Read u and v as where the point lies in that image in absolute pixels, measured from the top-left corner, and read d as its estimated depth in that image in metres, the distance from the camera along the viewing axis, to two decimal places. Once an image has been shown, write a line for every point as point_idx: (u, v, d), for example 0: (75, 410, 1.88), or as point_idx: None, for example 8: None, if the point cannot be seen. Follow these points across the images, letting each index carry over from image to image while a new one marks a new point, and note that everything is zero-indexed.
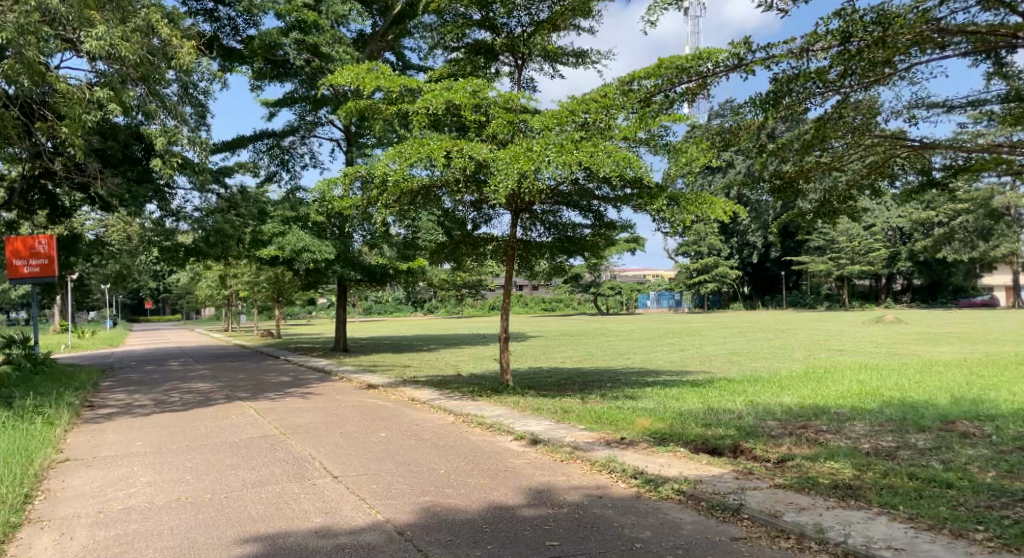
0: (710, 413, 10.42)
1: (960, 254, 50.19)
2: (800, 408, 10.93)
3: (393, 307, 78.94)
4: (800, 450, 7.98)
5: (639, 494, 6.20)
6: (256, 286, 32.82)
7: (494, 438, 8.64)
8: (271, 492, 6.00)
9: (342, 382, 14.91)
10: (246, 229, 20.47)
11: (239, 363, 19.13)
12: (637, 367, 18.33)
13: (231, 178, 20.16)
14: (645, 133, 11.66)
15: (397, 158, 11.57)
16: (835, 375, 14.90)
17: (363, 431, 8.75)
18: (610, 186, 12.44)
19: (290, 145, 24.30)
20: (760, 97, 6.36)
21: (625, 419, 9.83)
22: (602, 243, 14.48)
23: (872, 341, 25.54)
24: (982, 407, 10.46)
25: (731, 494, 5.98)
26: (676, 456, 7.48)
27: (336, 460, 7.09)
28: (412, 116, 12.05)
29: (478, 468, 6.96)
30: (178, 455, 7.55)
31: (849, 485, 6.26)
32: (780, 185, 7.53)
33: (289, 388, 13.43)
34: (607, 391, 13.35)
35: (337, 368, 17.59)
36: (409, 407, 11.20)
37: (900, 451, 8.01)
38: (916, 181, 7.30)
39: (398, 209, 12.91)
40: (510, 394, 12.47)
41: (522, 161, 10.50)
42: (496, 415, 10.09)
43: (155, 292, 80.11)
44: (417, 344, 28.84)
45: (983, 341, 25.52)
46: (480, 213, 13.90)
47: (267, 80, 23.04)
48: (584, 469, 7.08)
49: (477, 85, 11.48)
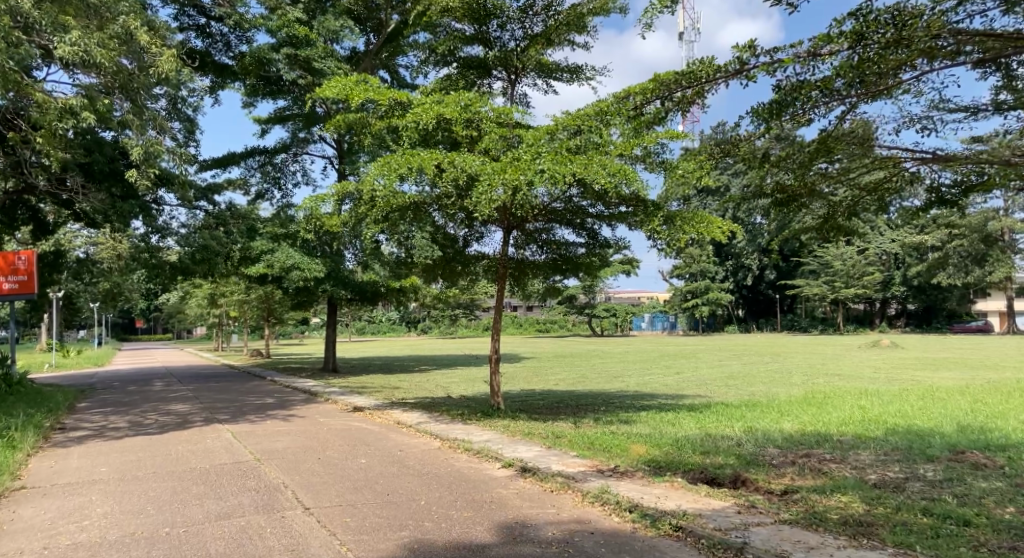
0: (709, 440, 9.99)
1: (955, 278, 49.74)
2: (801, 436, 10.50)
3: (388, 328, 78.45)
4: (804, 481, 7.55)
5: (634, 530, 5.76)
6: (246, 305, 32.29)
7: (481, 466, 8.18)
8: (236, 526, 5.53)
9: (328, 404, 14.44)
10: (233, 246, 20.06)
11: (224, 384, 18.63)
12: (632, 390, 17.89)
13: (219, 194, 19.76)
14: (641, 150, 11.36)
15: (382, 172, 11.07)
16: (835, 401, 14.50)
17: (342, 458, 8.28)
18: (605, 203, 12.16)
19: (282, 162, 23.93)
20: (762, 107, 5.97)
21: (620, 445, 9.40)
22: (597, 263, 14.13)
23: (870, 366, 25.17)
24: (990, 437, 10.07)
25: (734, 531, 5.52)
26: (673, 487, 7.03)
27: (310, 489, 6.64)
28: (401, 131, 11.64)
29: (463, 499, 6.51)
30: (142, 483, 7.09)
31: (860, 522, 5.81)
32: (783, 201, 7.18)
33: (272, 411, 12.96)
34: (601, 415, 12.90)
35: (324, 389, 17.09)
36: (394, 431, 10.74)
37: (910, 483, 7.59)
38: (923, 199, 7.00)
39: (387, 226, 12.51)
40: (501, 418, 12.03)
41: (515, 175, 10.17)
42: (484, 440, 9.66)
43: (148, 311, 79.59)
44: (408, 365, 28.35)
45: (981, 366, 25.11)
46: (472, 230, 13.53)
47: (260, 97, 22.80)
48: (576, 501, 6.61)
49: (470, 97, 11.18)
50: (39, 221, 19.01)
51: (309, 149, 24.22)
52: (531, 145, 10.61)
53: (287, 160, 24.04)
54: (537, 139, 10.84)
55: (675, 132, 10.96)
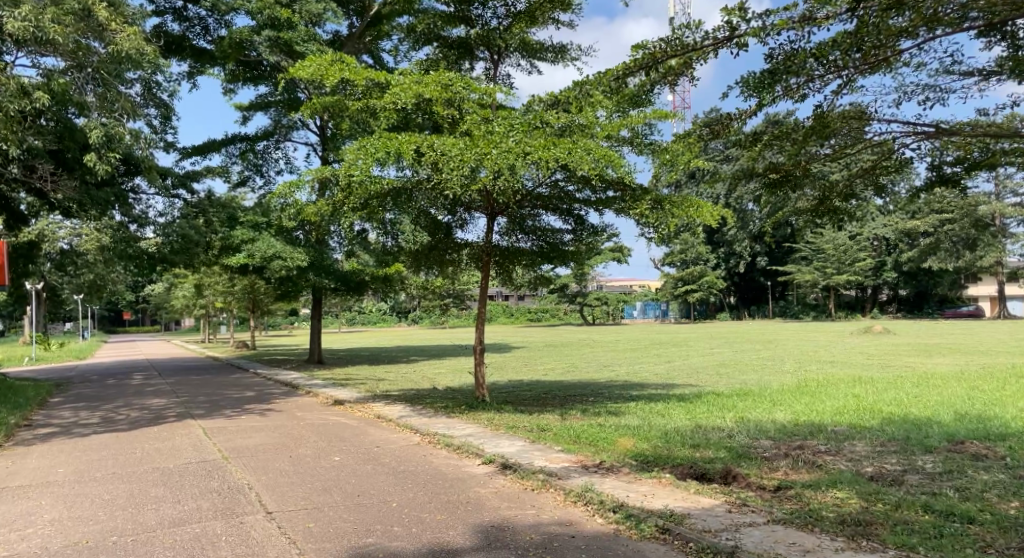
0: (699, 432, 9.65)
1: (946, 263, 49.45)
2: (794, 426, 10.15)
3: (379, 318, 77.96)
4: (798, 476, 7.21)
5: (616, 532, 5.40)
6: (231, 296, 31.78)
7: (461, 462, 7.80)
8: (188, 534, 5.13)
9: (309, 397, 14.05)
10: (213, 236, 19.57)
11: (205, 377, 18.19)
12: (622, 380, 17.54)
13: (198, 182, 19.21)
14: (628, 132, 10.97)
15: (357, 157, 10.62)
16: (828, 389, 14.20)
17: (315, 456, 7.89)
18: (591, 188, 11.76)
19: (265, 150, 23.34)
20: (752, 76, 5.57)
21: (607, 439, 9.03)
22: (585, 250, 13.75)
23: (862, 353, 24.93)
24: (989, 425, 9.77)
25: (723, 533, 5.17)
26: (661, 483, 6.69)
27: (275, 491, 6.24)
28: (379, 113, 11.14)
29: (437, 501, 6.13)
30: (98, 485, 6.67)
31: (859, 521, 5.45)
32: (776, 181, 6.82)
33: (250, 405, 12.55)
34: (589, 406, 12.55)
35: (307, 381, 16.69)
36: (373, 425, 10.36)
37: (907, 476, 7.27)
38: (924, 180, 6.65)
39: (367, 214, 12.09)
40: (485, 411, 11.66)
41: (496, 159, 9.76)
42: (466, 434, 9.28)
43: (136, 302, 78.79)
44: (397, 356, 27.97)
45: (974, 352, 24.88)
46: (455, 216, 13.11)
47: (241, 83, 22.21)
48: (557, 501, 6.24)
49: (451, 78, 10.73)
50: (12, 211, 18.44)
51: (292, 136, 23.65)
52: (513, 128, 10.19)
53: (269, 147, 23.45)
54: (518, 119, 10.42)
55: (663, 113, 10.58)
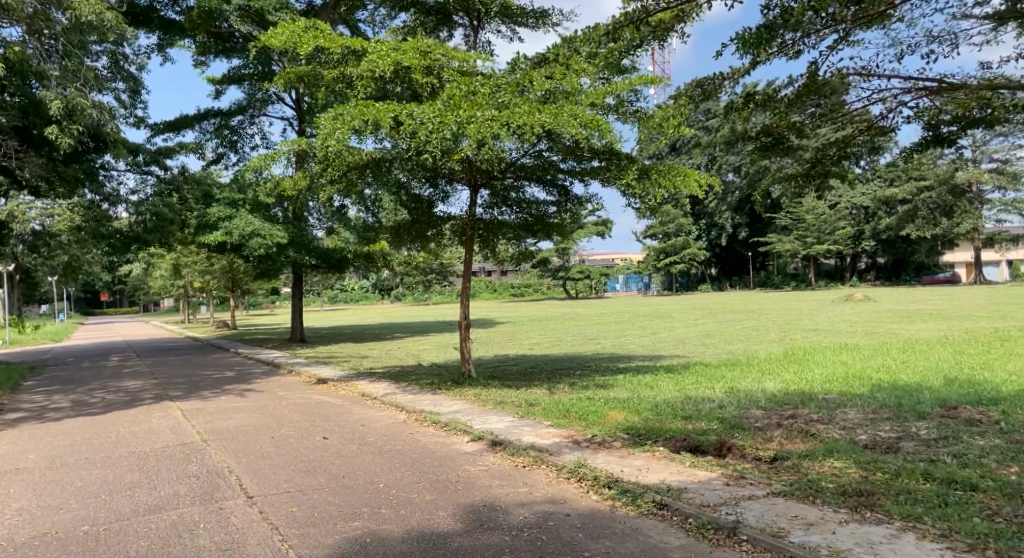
0: (690, 403, 9.50)
1: (924, 230, 49.71)
2: (785, 395, 10.04)
3: (360, 296, 77.51)
4: (793, 446, 7.07)
5: (613, 510, 5.21)
6: (209, 276, 31.25)
7: (448, 440, 7.59)
8: (164, 522, 4.86)
9: (291, 376, 13.76)
10: (188, 213, 19.04)
11: (184, 358, 17.82)
12: (609, 353, 17.40)
13: (172, 159, 18.68)
14: (614, 99, 10.67)
15: (332, 127, 10.22)
16: (816, 357, 14.13)
17: (298, 436, 7.64)
18: (576, 157, 11.49)
19: (239, 125, 22.73)
20: (749, 32, 5.30)
21: (597, 412, 8.85)
22: (569, 221, 13.49)
23: (845, 320, 25.02)
24: (980, 390, 9.71)
25: (723, 507, 5.00)
26: (654, 457, 6.52)
27: (257, 474, 5.99)
28: (356, 82, 10.74)
29: (426, 480, 5.91)
30: (70, 471, 6.38)
31: (860, 491, 5.29)
32: (769, 143, 6.66)
33: (229, 385, 12.23)
34: (577, 379, 12.38)
35: (289, 360, 16.39)
36: (358, 404, 10.12)
37: (902, 443, 7.16)
38: (920, 140, 6.51)
39: (346, 188, 11.72)
40: (472, 387, 11.45)
41: (478, 127, 9.44)
42: (453, 411, 9.07)
43: (113, 284, 77.62)
44: (380, 334, 27.66)
45: (954, 317, 25.07)
46: (437, 189, 12.78)
47: (212, 56, 21.55)
48: (549, 478, 6.05)
49: (430, 44, 10.37)
50: None
51: (267, 110, 23.06)
52: (497, 91, 9.85)
53: (244, 122, 22.85)
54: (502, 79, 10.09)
55: (649, 78, 10.30)
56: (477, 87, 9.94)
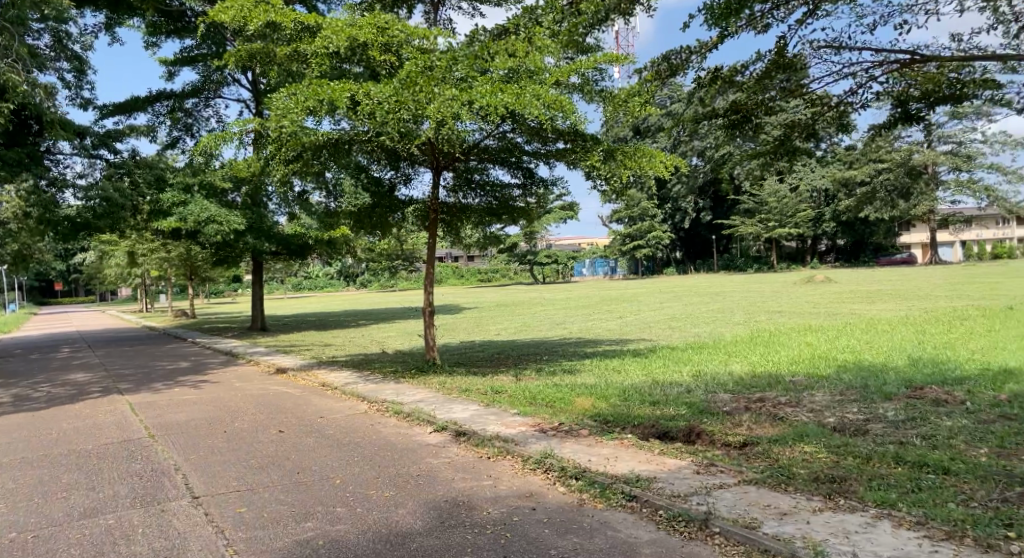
0: (658, 388, 9.35)
1: (883, 211, 50.48)
2: (752, 378, 9.95)
3: (325, 283, 76.61)
4: (762, 430, 6.96)
5: (581, 503, 5.00)
6: (166, 264, 30.41)
7: (410, 431, 7.33)
8: (101, 527, 4.53)
9: (249, 366, 13.35)
10: (140, 199, 18.33)
11: (137, 348, 17.22)
12: (576, 337, 17.25)
13: (122, 142, 17.97)
14: (578, 78, 10.43)
15: (285, 108, 9.81)
16: (782, 339, 14.13)
17: (252, 430, 7.31)
18: (540, 139, 11.23)
19: (193, 108, 22.00)
20: (717, 3, 5.47)
21: (564, 399, 8.66)
22: (535, 204, 13.24)
23: (808, 302, 25.25)
24: (944, 369, 9.72)
25: (694, 498, 4.82)
26: (623, 445, 6.34)
27: (205, 472, 5.67)
28: (310, 59, 10.30)
29: (385, 475, 5.64)
30: (3, 473, 5.97)
31: (833, 477, 5.15)
32: (737, 120, 6.51)
33: (183, 377, 11.79)
34: (544, 365, 12.19)
35: (248, 349, 15.94)
36: (318, 394, 9.78)
37: (871, 425, 7.08)
38: (888, 115, 6.42)
39: (303, 171, 11.31)
40: (436, 375, 11.19)
41: (438, 107, 9.14)
42: (416, 400, 8.80)
43: (68, 272, 75.39)
44: (344, 321, 27.22)
45: (913, 297, 25.45)
46: (398, 171, 12.42)
47: (163, 36, 20.76)
48: (515, 470, 5.82)
49: (388, 20, 9.97)
50: None
51: (223, 92, 22.34)
52: (457, 64, 9.54)
53: (198, 105, 22.13)
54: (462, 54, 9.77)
55: (614, 56, 10.05)
56: (434, 61, 9.59)
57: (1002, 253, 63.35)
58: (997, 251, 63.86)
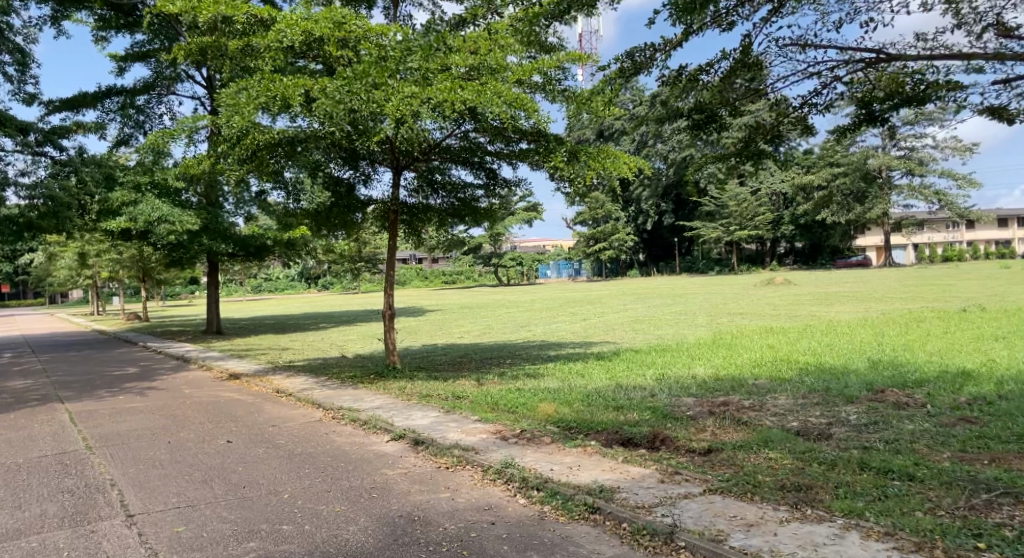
0: (621, 392, 9.21)
1: (840, 215, 51.37)
2: (715, 382, 9.87)
3: (285, 285, 75.47)
4: (727, 436, 6.85)
5: (542, 516, 4.80)
6: (118, 266, 29.50)
7: (366, 440, 7.04)
8: (22, 551, 4.19)
9: (201, 372, 12.89)
10: (87, 198, 17.66)
11: (84, 354, 16.56)
12: (539, 340, 17.08)
13: (68, 139, 17.30)
14: (540, 77, 10.25)
15: (236, 104, 9.46)
16: (744, 341, 14.13)
17: (198, 441, 6.96)
18: (503, 138, 11.02)
19: (145, 104, 21.35)
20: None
21: (526, 405, 8.46)
22: (497, 206, 13.01)
23: (768, 304, 25.45)
24: (904, 372, 9.76)
25: (659, 509, 4.66)
26: (586, 453, 6.17)
27: (143, 489, 5.34)
28: (263, 54, 9.96)
29: (337, 488, 5.36)
30: None
31: (799, 485, 5.03)
32: (701, 120, 6.39)
33: (130, 383, 11.31)
34: (506, 369, 11.98)
35: (201, 354, 15.44)
36: (271, 401, 9.43)
37: (834, 429, 7.02)
38: (852, 117, 6.35)
39: (258, 170, 10.95)
40: (396, 379, 10.90)
41: (397, 105, 8.87)
42: (374, 407, 8.52)
43: (16, 274, 72.95)
44: (304, 324, 26.67)
45: (871, 299, 25.84)
46: (358, 171, 12.10)
47: (113, 30, 20.09)
48: (474, 481, 5.59)
49: (345, 13, 9.68)
50: None
51: (177, 89, 21.75)
52: (413, 59, 9.28)
53: (150, 102, 21.49)
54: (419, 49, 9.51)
55: (577, 56, 9.91)
56: (389, 50, 9.35)
57: (953, 256, 65.05)
58: (948, 254, 65.58)
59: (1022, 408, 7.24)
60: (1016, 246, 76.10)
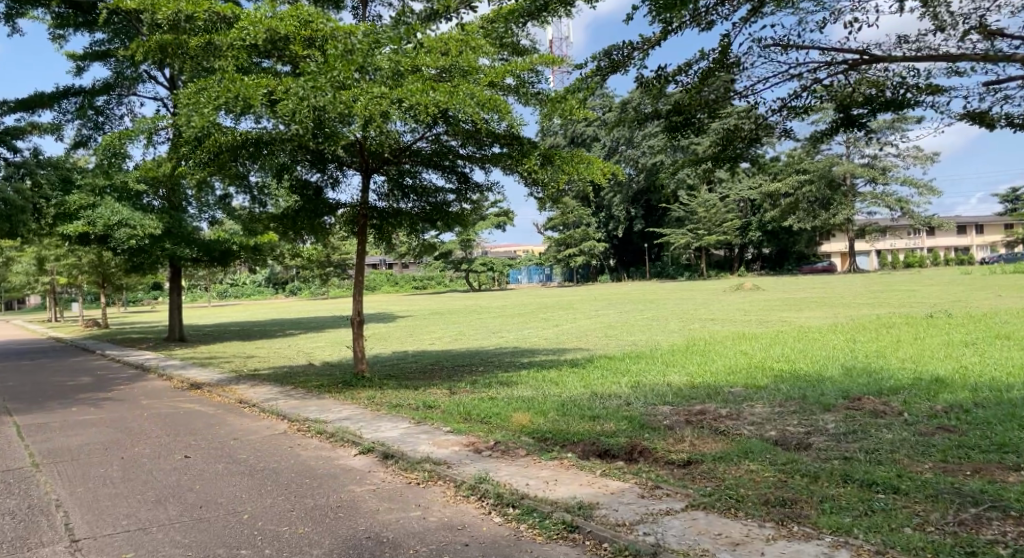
0: (596, 401, 9.01)
1: (806, 221, 52.00)
2: (691, 389, 9.73)
3: (252, 291, 74.30)
4: (705, 446, 6.68)
5: (517, 535, 4.58)
6: (77, 271, 28.65)
7: (333, 454, 6.74)
8: None
9: (161, 381, 12.42)
10: (42, 201, 17.03)
11: (37, 362, 15.91)
12: (511, 347, 16.84)
13: (23, 140, 16.68)
14: (513, 80, 10.06)
15: (196, 104, 9.12)
16: (717, 348, 14.05)
17: (154, 456, 6.63)
18: (475, 142, 10.79)
19: (105, 105, 20.75)
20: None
21: (500, 415, 8.21)
22: (468, 210, 12.77)
23: (739, 310, 25.53)
24: (878, 379, 9.71)
25: (640, 526, 4.46)
26: (563, 466, 5.95)
27: (91, 511, 5.03)
28: (225, 52, 9.62)
29: (300, 507, 5.07)
30: None
31: (783, 499, 4.85)
32: (679, 122, 6.23)
33: (84, 394, 10.82)
34: (478, 377, 11.73)
35: (161, 362, 14.92)
36: (233, 412, 9.06)
37: (813, 439, 6.89)
38: (830, 122, 6.24)
39: (221, 173, 10.60)
40: (365, 389, 10.59)
41: (366, 105, 8.60)
42: (341, 418, 8.21)
43: None
44: (270, 331, 26.10)
45: (839, 305, 26.06)
46: (326, 173, 11.78)
47: (71, 28, 19.49)
48: (446, 497, 5.34)
49: (312, 12, 9.40)
50: None
51: (138, 90, 21.25)
52: (381, 59, 9.02)
53: (110, 103, 20.89)
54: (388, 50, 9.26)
55: (551, 59, 9.73)
56: (355, 44, 9.07)
57: (915, 262, 66.28)
58: (909, 260, 66.84)
59: (999, 415, 7.18)
60: (975, 253, 77.91)
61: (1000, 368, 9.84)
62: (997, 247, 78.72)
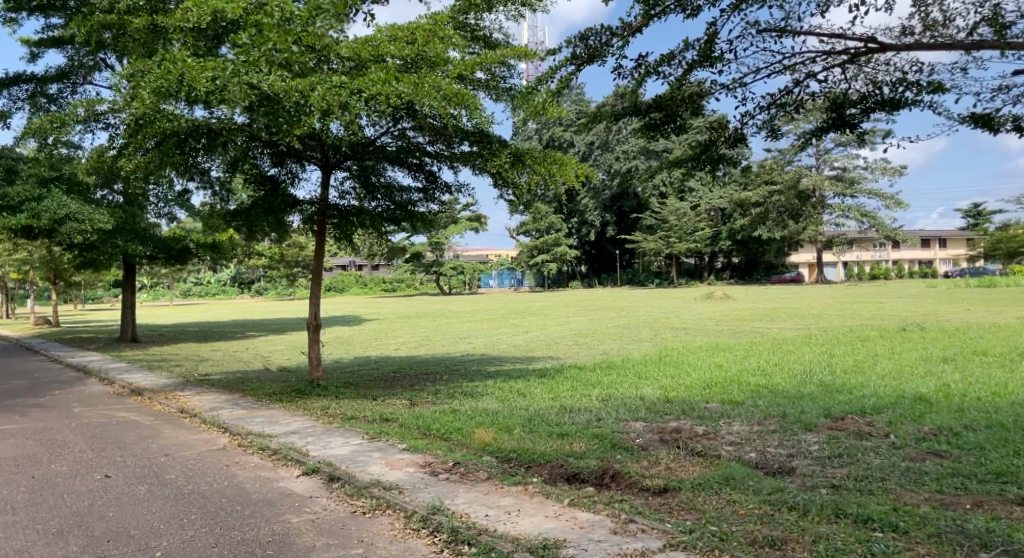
0: (565, 416, 8.45)
1: (774, 231, 52.22)
2: (665, 404, 9.22)
3: (217, 290, 72.66)
4: (683, 470, 6.14)
5: None
6: (27, 265, 27.39)
7: (273, 475, 6.08)
8: None
9: (100, 386, 11.59)
10: None
11: None
12: (478, 353, 16.25)
13: None
14: (484, 73, 9.50)
15: (138, 86, 8.42)
16: (690, 359, 13.59)
17: (70, 475, 5.93)
18: (443, 140, 10.22)
19: (59, 93, 19.71)
20: None
21: (461, 430, 7.61)
22: (434, 211, 12.15)
23: (710, 319, 25.27)
24: (859, 396, 9.27)
25: None
26: (527, 493, 5.38)
27: None
28: (174, 33, 8.93)
29: (223, 543, 4.43)
30: None
31: (772, 539, 4.32)
32: (658, 119, 5.70)
33: (12, 399, 9.97)
34: (441, 387, 11.09)
35: (106, 365, 14.04)
36: (172, 423, 8.33)
37: (796, 462, 6.42)
38: (820, 121, 5.74)
39: (169, 166, 9.92)
40: (319, 398, 9.92)
41: (324, 95, 7.94)
42: (289, 432, 7.54)
43: None
44: (229, 332, 25.18)
45: (808, 315, 25.94)
46: (284, 167, 11.14)
47: (24, 12, 18.46)
48: (394, 531, 4.72)
49: None
50: None
51: (93, 79, 20.24)
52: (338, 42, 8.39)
53: (64, 91, 19.84)
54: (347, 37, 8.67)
55: (522, 52, 9.18)
56: None
57: (880, 274, 67.00)
58: (874, 271, 67.70)
59: (991, 440, 6.75)
60: (937, 266, 79.15)
61: (984, 386, 9.46)
62: (959, 262, 80.01)
